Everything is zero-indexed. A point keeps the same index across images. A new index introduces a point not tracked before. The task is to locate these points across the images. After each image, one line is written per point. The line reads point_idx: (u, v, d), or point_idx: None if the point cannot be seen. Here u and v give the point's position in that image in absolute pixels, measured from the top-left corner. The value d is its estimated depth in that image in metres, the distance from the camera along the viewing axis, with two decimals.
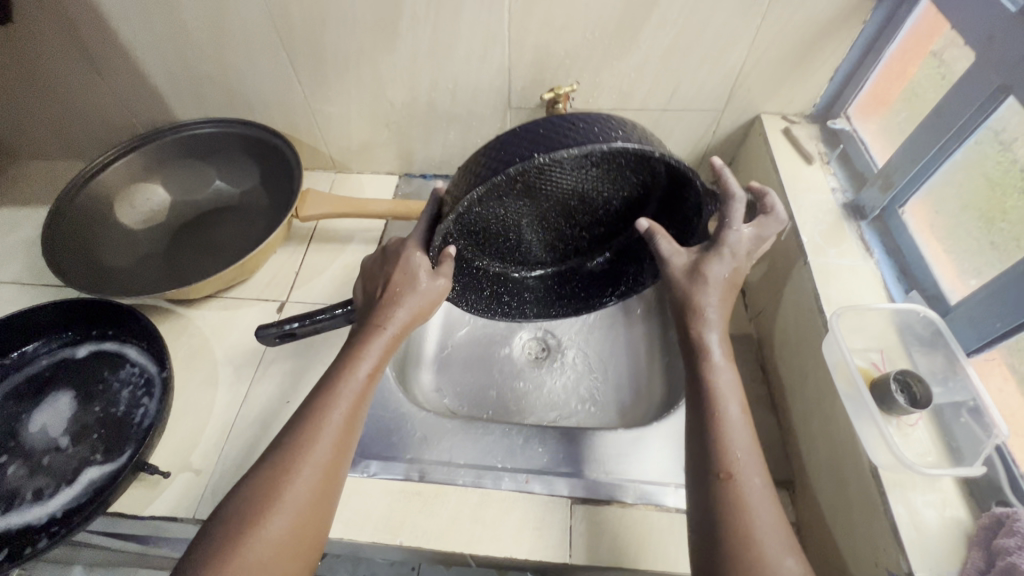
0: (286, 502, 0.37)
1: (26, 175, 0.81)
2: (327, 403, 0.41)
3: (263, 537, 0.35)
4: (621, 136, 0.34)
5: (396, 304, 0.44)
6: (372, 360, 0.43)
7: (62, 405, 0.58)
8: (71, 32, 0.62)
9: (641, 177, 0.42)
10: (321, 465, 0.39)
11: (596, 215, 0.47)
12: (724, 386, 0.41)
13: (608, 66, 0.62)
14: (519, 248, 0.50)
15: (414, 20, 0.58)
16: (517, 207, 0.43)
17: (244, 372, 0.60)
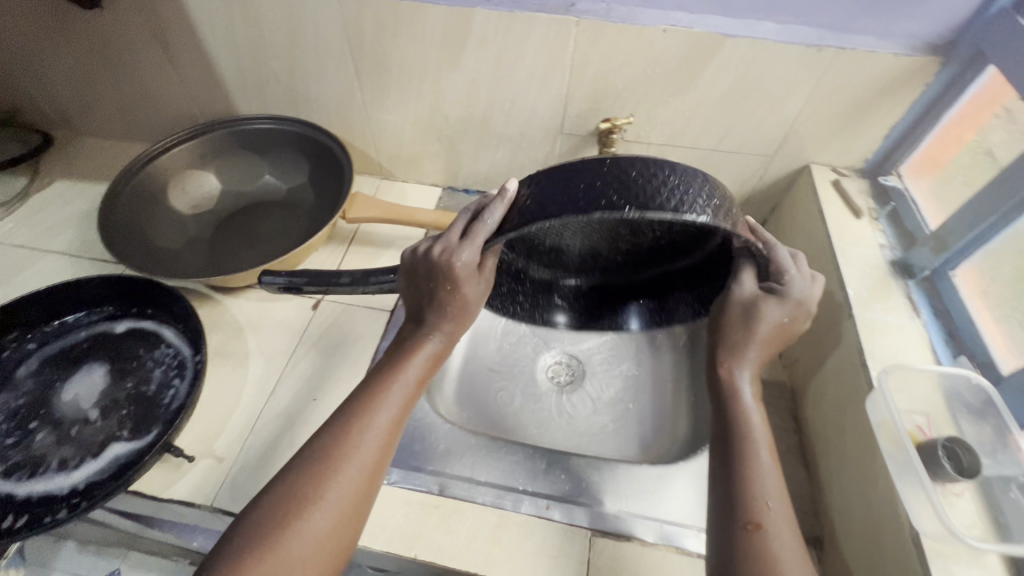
0: (318, 510, 0.36)
1: (85, 152, 0.84)
2: (372, 406, 0.42)
3: (291, 542, 0.35)
4: (708, 205, 0.34)
5: (446, 315, 0.46)
6: (420, 366, 0.45)
7: (96, 377, 0.58)
8: (153, 22, 0.65)
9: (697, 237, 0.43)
10: (359, 472, 0.39)
11: (639, 250, 0.47)
12: (756, 437, 0.41)
13: (665, 102, 0.63)
14: (560, 258, 0.49)
15: (482, 41, 0.60)
16: (570, 227, 0.41)
17: (275, 365, 0.61)
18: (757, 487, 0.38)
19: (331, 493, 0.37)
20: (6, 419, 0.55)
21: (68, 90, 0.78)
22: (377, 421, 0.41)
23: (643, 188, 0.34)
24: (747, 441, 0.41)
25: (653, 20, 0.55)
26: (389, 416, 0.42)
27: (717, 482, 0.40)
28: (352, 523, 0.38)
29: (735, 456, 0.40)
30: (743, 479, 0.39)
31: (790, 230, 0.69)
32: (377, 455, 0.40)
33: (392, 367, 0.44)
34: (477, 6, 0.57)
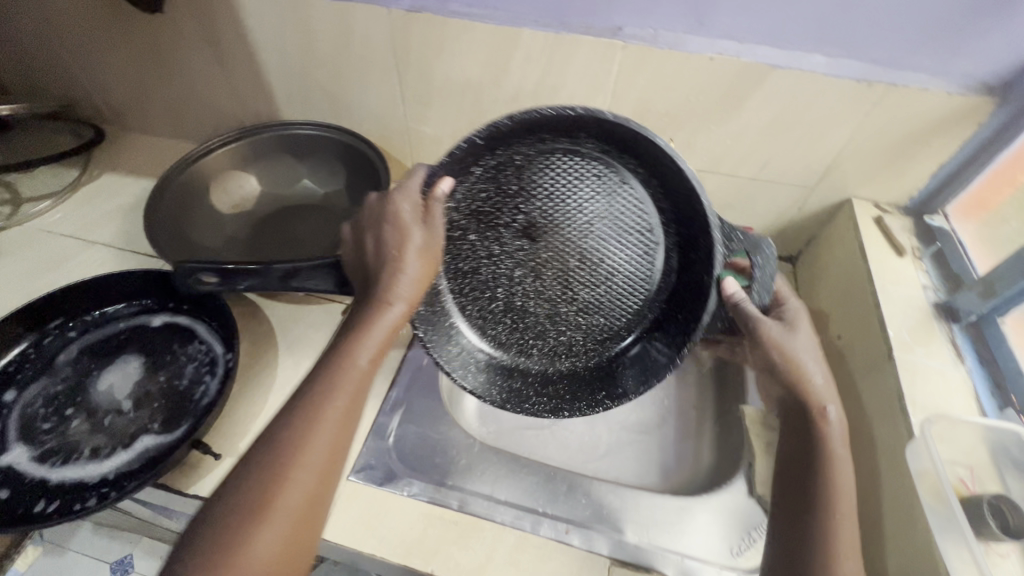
0: (275, 514, 0.38)
1: (132, 147, 0.87)
2: (323, 399, 0.43)
3: (250, 556, 0.36)
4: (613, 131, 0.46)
5: (399, 269, 0.46)
6: (372, 346, 0.46)
7: (131, 368, 0.60)
8: (209, 28, 0.68)
9: (635, 239, 0.51)
10: (314, 470, 0.40)
11: (592, 294, 0.54)
12: (840, 495, 0.42)
13: (705, 129, 0.63)
14: (510, 317, 0.55)
15: (526, 60, 0.61)
16: (509, 220, 0.52)
17: (303, 367, 0.62)
18: (833, 549, 0.40)
19: (282, 504, 0.38)
20: (45, 404, 0.56)
21: (121, 88, 0.81)
22: (323, 416, 0.42)
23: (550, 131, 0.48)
24: (830, 502, 0.41)
25: (700, 48, 0.55)
26: (341, 404, 0.43)
27: (793, 531, 0.41)
28: (308, 527, 0.39)
29: (811, 517, 0.41)
30: (817, 534, 0.40)
31: (825, 264, 0.68)
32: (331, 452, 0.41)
33: (340, 358, 0.45)
34: (524, 26, 0.58)
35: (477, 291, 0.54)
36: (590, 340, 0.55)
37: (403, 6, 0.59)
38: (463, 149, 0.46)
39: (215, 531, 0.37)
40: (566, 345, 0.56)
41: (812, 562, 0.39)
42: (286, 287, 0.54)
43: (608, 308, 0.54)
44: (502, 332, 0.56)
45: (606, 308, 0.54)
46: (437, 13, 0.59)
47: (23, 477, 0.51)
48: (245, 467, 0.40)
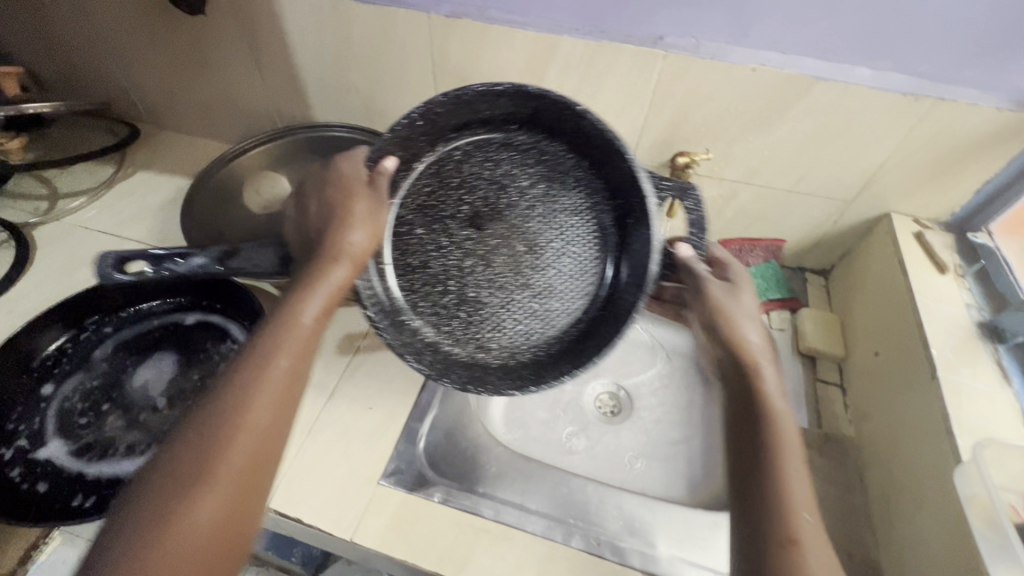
0: (214, 481, 0.35)
1: (166, 146, 0.88)
2: (268, 356, 0.41)
3: (184, 524, 0.33)
4: (542, 109, 0.50)
5: (346, 225, 0.49)
6: (319, 303, 0.45)
7: (165, 366, 0.60)
8: (250, 30, 0.69)
9: (575, 219, 0.54)
10: (258, 432, 0.38)
11: (545, 278, 0.53)
12: (791, 453, 0.41)
13: (743, 140, 0.62)
14: (464, 310, 0.53)
15: (564, 67, 0.60)
16: (454, 210, 0.54)
17: (333, 369, 0.62)
18: (793, 507, 0.38)
19: (216, 468, 0.35)
20: (81, 399, 0.57)
21: (158, 88, 0.82)
22: (263, 375, 0.40)
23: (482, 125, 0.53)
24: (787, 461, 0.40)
25: (742, 59, 0.55)
26: (285, 361, 0.41)
27: (743, 500, 0.39)
28: (250, 499, 0.36)
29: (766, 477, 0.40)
30: (774, 495, 0.38)
31: (860, 279, 0.67)
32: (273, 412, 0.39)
33: (282, 318, 0.43)
34: (565, 34, 0.58)
35: (427, 287, 0.53)
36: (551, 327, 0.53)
37: (443, 11, 0.59)
38: (403, 124, 0.49)
39: (137, 499, 0.34)
40: (525, 335, 0.53)
41: (764, 517, 0.37)
42: (224, 267, 0.53)
43: (564, 291, 0.53)
44: (457, 327, 0.53)
45: (561, 291, 0.53)
46: (477, 19, 0.59)
47: (61, 470, 0.52)
48: (178, 430, 0.37)
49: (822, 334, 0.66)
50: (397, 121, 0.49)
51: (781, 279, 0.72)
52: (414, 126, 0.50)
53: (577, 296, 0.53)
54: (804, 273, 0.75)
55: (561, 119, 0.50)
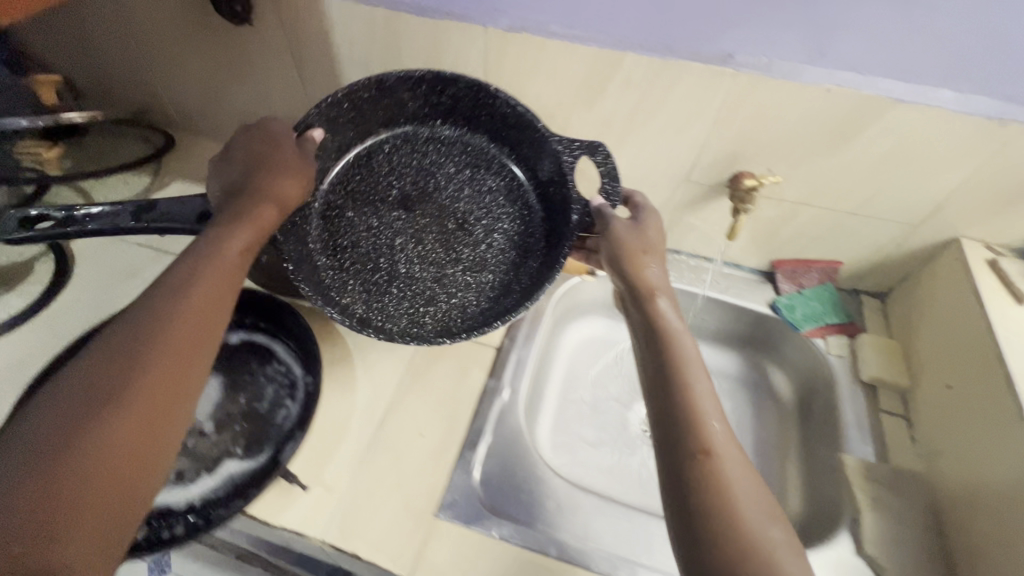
0: (126, 396, 0.36)
1: (200, 154, 0.87)
2: (185, 285, 0.42)
3: (97, 433, 0.34)
4: (458, 99, 0.62)
5: (274, 170, 0.51)
6: (245, 238, 0.46)
7: (211, 388, 0.59)
8: (295, 41, 0.67)
9: (494, 198, 0.65)
10: (172, 351, 0.39)
11: (470, 249, 0.63)
12: (693, 371, 0.45)
13: (808, 161, 0.60)
14: (396, 281, 0.61)
15: (625, 84, 0.58)
16: (383, 195, 0.65)
17: (382, 392, 0.60)
18: (702, 422, 0.42)
19: (131, 390, 0.36)
20: None
21: (194, 96, 0.81)
22: (179, 309, 0.40)
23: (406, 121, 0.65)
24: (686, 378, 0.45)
25: (817, 79, 0.52)
26: (211, 297, 0.42)
27: (663, 423, 0.43)
28: (168, 410, 0.38)
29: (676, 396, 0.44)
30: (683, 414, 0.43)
31: (925, 304, 0.64)
32: (192, 343, 0.40)
33: (203, 255, 0.44)
34: (628, 50, 0.55)
35: (360, 262, 0.62)
36: (481, 295, 0.62)
37: (500, 25, 0.57)
38: (331, 106, 0.58)
39: (46, 413, 0.34)
40: (458, 305, 0.61)
41: (680, 431, 0.42)
42: (144, 224, 0.54)
43: (494, 265, 0.63)
44: (389, 300, 0.60)
45: (490, 264, 0.63)
46: (536, 34, 0.57)
47: None
48: (85, 354, 0.38)
49: (884, 362, 0.64)
50: (323, 98, 0.57)
51: (837, 302, 0.70)
52: (342, 110, 0.60)
53: (505, 267, 0.63)
54: (858, 296, 0.73)
55: (479, 115, 0.63)
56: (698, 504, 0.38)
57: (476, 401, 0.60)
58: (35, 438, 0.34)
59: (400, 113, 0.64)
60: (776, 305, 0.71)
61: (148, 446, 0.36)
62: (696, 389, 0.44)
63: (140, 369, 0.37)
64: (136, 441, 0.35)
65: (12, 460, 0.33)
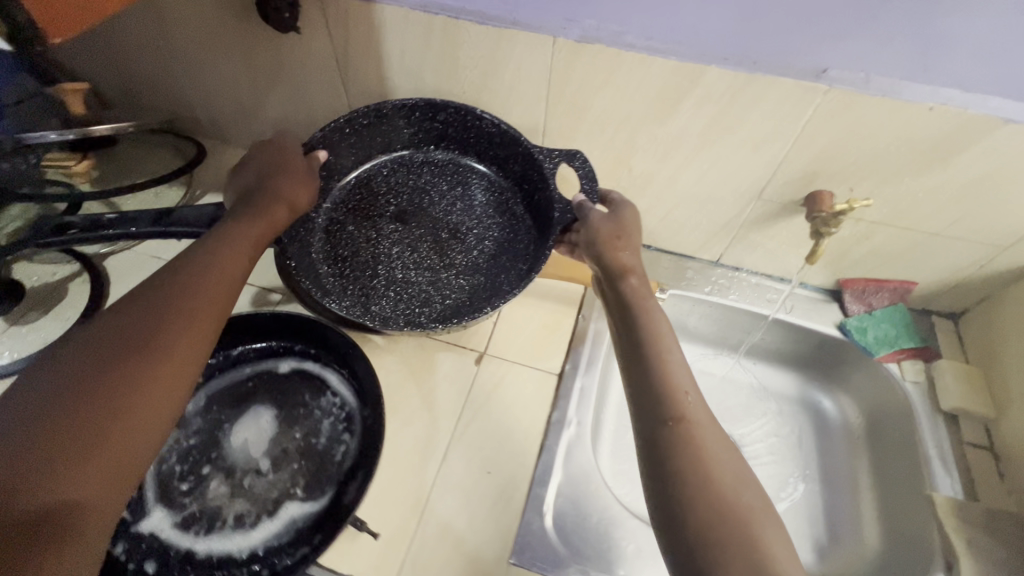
0: (149, 354, 0.41)
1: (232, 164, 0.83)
2: (196, 265, 0.47)
3: (118, 384, 0.39)
4: (451, 124, 0.66)
5: (280, 176, 0.56)
6: (255, 230, 0.51)
7: (264, 422, 0.56)
8: (341, 48, 0.63)
9: (486, 211, 0.69)
10: (187, 318, 0.43)
11: (465, 255, 0.65)
12: (666, 342, 0.49)
13: (894, 182, 0.56)
14: (392, 287, 0.63)
15: (703, 99, 0.54)
16: (380, 210, 0.68)
17: (443, 426, 0.57)
18: (679, 390, 0.45)
19: (148, 349, 0.41)
20: (179, 461, 0.52)
21: (226, 103, 0.76)
22: (201, 284, 0.46)
23: (403, 149, 0.71)
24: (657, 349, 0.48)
25: (918, 97, 0.49)
26: (226, 273, 0.47)
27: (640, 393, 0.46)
28: (184, 369, 0.42)
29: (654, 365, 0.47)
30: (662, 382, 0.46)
31: (1009, 330, 0.61)
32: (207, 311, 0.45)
33: (216, 243, 0.49)
34: (712, 63, 0.52)
35: (360, 270, 0.63)
36: (473, 297, 0.62)
37: (571, 36, 0.53)
38: (334, 130, 0.62)
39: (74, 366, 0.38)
40: (453, 306, 0.61)
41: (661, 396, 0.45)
42: (166, 228, 0.54)
43: (486, 268, 0.65)
44: (385, 304, 0.61)
45: (483, 267, 0.65)
46: (610, 46, 0.53)
47: (170, 547, 0.48)
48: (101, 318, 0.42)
49: (965, 391, 0.61)
50: (327, 122, 0.62)
51: (910, 324, 0.67)
52: (344, 134, 0.64)
53: (498, 270, 0.64)
54: (929, 315, 0.69)
55: (467, 137, 0.68)
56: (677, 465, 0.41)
57: (542, 436, 0.57)
58: (60, 380, 0.38)
59: (398, 140, 0.70)
60: (844, 326, 0.68)
61: (165, 394, 0.40)
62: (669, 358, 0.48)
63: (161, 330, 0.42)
64: (150, 391, 0.39)
65: (39, 401, 0.37)
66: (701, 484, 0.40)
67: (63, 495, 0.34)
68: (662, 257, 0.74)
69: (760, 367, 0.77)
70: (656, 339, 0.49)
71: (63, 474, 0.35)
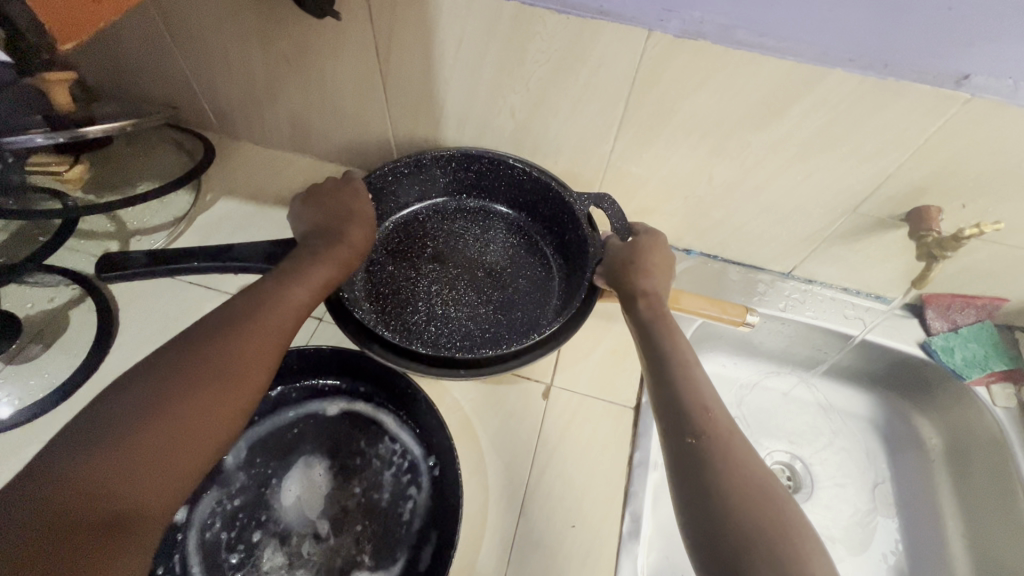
0: (218, 381, 0.38)
1: (245, 163, 0.74)
2: (273, 293, 0.45)
3: (186, 409, 0.37)
4: (487, 169, 0.62)
5: (357, 220, 0.54)
6: (331, 266, 0.49)
7: (316, 476, 0.49)
8: (383, 37, 0.53)
9: (519, 251, 0.63)
10: (257, 345, 0.41)
11: (505, 292, 0.59)
12: (689, 359, 0.43)
13: (1015, 199, 0.50)
14: (433, 326, 0.56)
15: (815, 106, 0.48)
16: (415, 251, 0.62)
17: (517, 473, 0.52)
18: (705, 404, 0.40)
19: (213, 373, 0.39)
20: (224, 527, 0.46)
21: (238, 96, 0.66)
22: (270, 312, 0.43)
23: (438, 196, 0.66)
24: (686, 364, 0.43)
25: None
26: (293, 306, 0.45)
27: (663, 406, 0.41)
28: (246, 396, 0.40)
29: (679, 380, 0.42)
30: (691, 392, 0.41)
31: None
32: (262, 351, 0.41)
33: (288, 274, 0.46)
34: (835, 66, 0.44)
35: (399, 309, 0.57)
36: (517, 333, 0.56)
37: (670, 29, 0.45)
38: (377, 176, 0.59)
39: (149, 385, 0.37)
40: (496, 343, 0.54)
41: (689, 410, 0.39)
42: (221, 263, 0.49)
43: (523, 303, 0.58)
44: (429, 341, 0.54)
45: (521, 303, 0.59)
46: (715, 43, 0.45)
47: None
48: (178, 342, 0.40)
49: None
50: (373, 168, 0.59)
51: (998, 343, 0.63)
52: (385, 180, 0.60)
53: (535, 305, 0.59)
54: (1013, 331, 0.65)
55: (502, 183, 0.63)
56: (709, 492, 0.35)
57: (626, 481, 0.52)
58: (140, 396, 0.36)
59: (433, 187, 0.65)
60: (929, 346, 0.64)
61: (230, 421, 0.39)
62: (696, 375, 0.42)
63: (220, 362, 0.39)
64: (211, 417, 0.37)
65: (119, 415, 0.35)
66: (739, 506, 0.34)
67: (130, 511, 0.33)
68: (729, 269, 0.70)
69: (827, 392, 0.73)
70: (679, 348, 0.44)
71: (127, 493, 0.33)
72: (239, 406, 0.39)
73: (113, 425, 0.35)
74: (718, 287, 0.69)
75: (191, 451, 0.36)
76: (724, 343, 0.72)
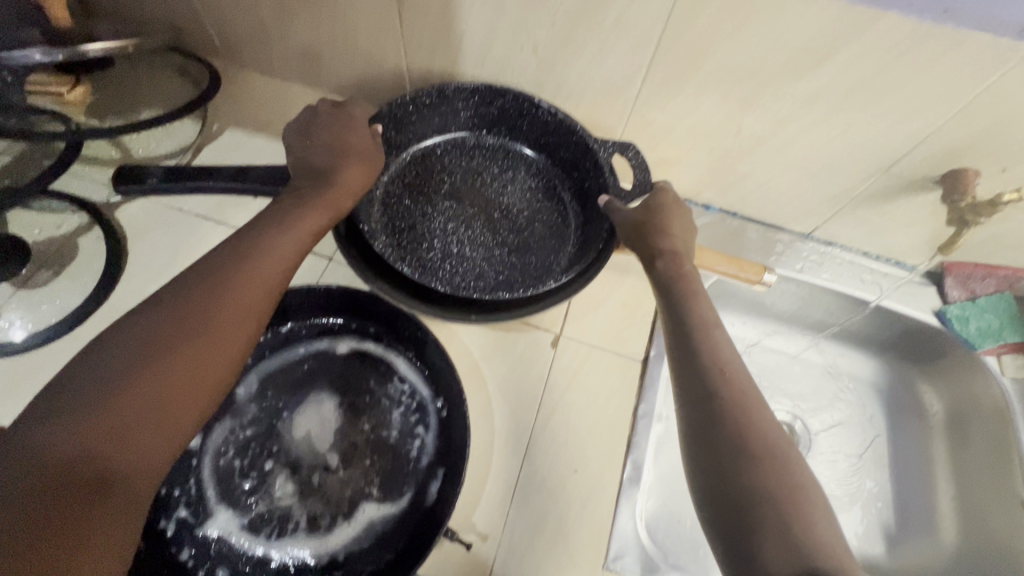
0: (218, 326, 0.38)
1: (253, 93, 0.71)
2: (270, 236, 0.43)
3: (184, 350, 0.36)
4: (512, 104, 0.59)
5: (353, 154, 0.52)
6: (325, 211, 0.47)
7: (326, 411, 0.50)
8: None
9: (538, 194, 0.62)
10: (254, 290, 0.41)
11: (520, 234, 0.58)
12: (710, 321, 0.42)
13: None
14: (446, 263, 0.55)
15: (858, 57, 0.45)
16: (433, 185, 0.60)
17: (522, 419, 0.52)
18: (724, 368, 0.39)
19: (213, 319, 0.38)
20: (237, 455, 0.47)
21: (243, 20, 0.63)
22: (269, 257, 0.42)
23: (459, 130, 0.64)
24: (706, 326, 0.42)
25: None
26: (285, 248, 0.43)
27: (683, 366, 0.40)
28: (240, 337, 0.39)
29: (696, 342, 0.41)
30: (711, 356, 0.40)
31: None
32: (256, 298, 0.41)
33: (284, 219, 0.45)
34: (888, 10, 0.41)
35: (414, 242, 0.56)
36: (529, 278, 0.55)
37: None
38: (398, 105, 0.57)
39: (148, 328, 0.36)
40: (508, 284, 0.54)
41: (707, 372, 0.39)
42: (241, 185, 0.50)
43: (538, 248, 0.57)
44: (442, 277, 0.54)
45: (535, 247, 0.57)
46: None
47: (240, 552, 0.45)
48: (175, 288, 0.39)
49: None
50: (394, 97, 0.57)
51: (1015, 315, 0.62)
52: (406, 109, 0.58)
53: (549, 251, 0.58)
54: None
55: (525, 122, 0.61)
56: (722, 454, 0.35)
57: (630, 431, 0.53)
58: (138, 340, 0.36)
59: (454, 120, 0.63)
60: (945, 315, 0.63)
61: (226, 361, 0.38)
62: (716, 337, 0.41)
63: (217, 308, 0.39)
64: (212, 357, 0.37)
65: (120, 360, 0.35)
66: (751, 465, 0.34)
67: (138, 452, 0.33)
68: (748, 227, 0.68)
69: (838, 350, 0.73)
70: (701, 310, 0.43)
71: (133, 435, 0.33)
72: (237, 350, 0.39)
73: (111, 371, 0.34)
74: (733, 245, 0.67)
75: (195, 391, 0.36)
76: (735, 301, 0.71)
